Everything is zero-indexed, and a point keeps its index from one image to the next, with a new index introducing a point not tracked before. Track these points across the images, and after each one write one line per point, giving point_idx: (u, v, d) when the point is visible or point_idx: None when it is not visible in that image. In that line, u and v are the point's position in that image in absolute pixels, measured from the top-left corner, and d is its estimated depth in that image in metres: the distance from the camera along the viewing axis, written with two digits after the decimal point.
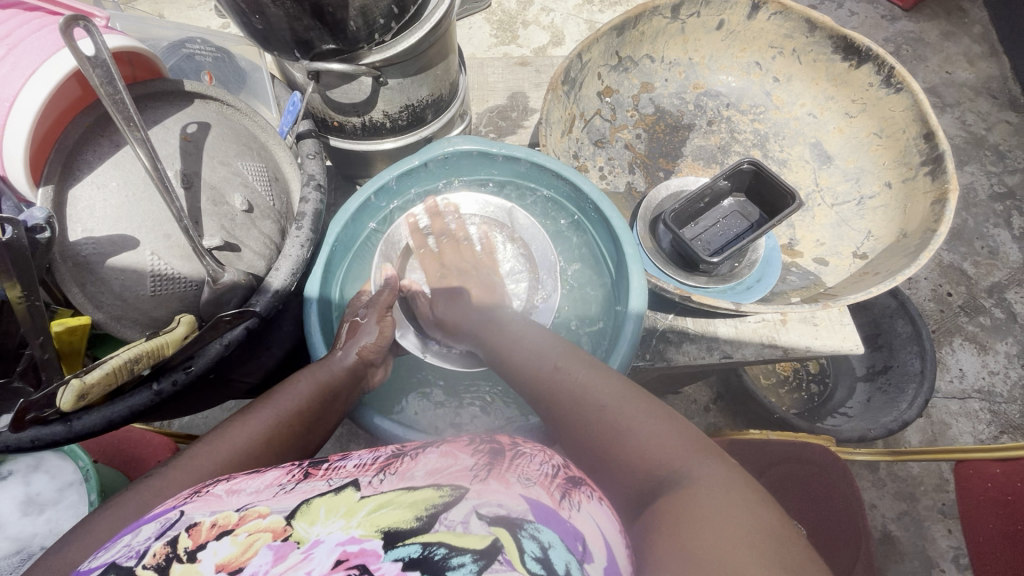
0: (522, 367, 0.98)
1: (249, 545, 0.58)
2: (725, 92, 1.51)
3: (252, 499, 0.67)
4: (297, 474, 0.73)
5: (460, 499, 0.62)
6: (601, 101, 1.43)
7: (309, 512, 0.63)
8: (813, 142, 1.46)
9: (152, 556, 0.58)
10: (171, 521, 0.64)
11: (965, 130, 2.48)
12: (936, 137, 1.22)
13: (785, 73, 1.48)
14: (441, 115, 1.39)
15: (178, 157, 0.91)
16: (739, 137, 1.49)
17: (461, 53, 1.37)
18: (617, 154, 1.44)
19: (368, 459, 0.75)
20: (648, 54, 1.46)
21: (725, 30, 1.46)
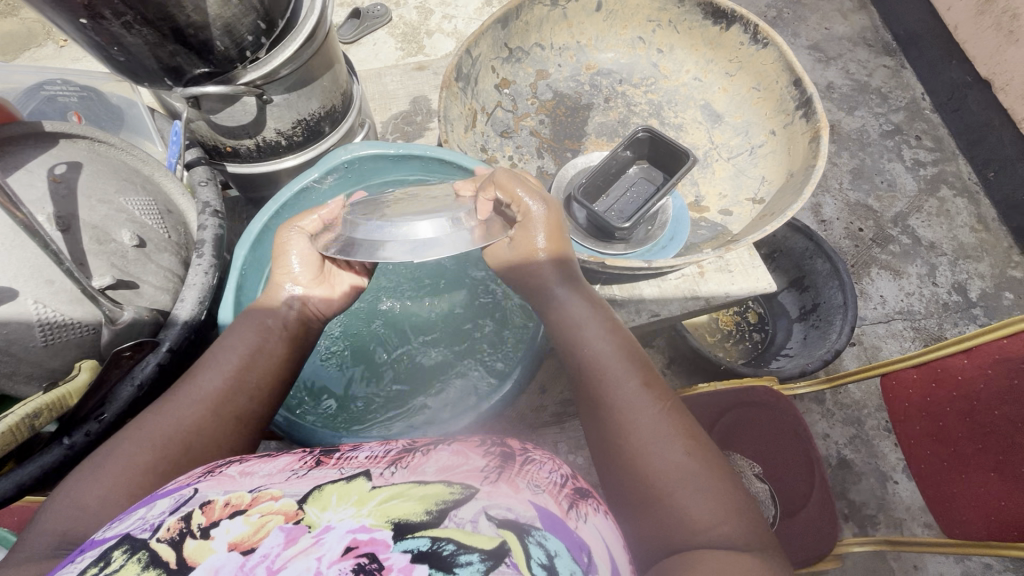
0: (594, 366, 0.88)
1: (261, 525, 0.60)
2: (616, 69, 1.59)
3: (267, 481, 0.68)
4: (307, 461, 0.74)
5: (473, 500, 0.63)
6: (499, 92, 1.51)
7: (322, 496, 0.64)
8: (703, 104, 1.55)
9: (168, 529, 0.60)
10: (187, 496, 0.66)
11: (850, 78, 2.69)
12: (803, 83, 1.33)
13: (667, 44, 1.56)
14: (339, 127, 1.40)
15: (49, 201, 0.92)
16: (635, 109, 1.57)
17: (348, 61, 1.39)
18: (524, 141, 1.52)
19: (384, 454, 0.75)
20: (537, 42, 1.53)
21: (604, 10, 1.53)
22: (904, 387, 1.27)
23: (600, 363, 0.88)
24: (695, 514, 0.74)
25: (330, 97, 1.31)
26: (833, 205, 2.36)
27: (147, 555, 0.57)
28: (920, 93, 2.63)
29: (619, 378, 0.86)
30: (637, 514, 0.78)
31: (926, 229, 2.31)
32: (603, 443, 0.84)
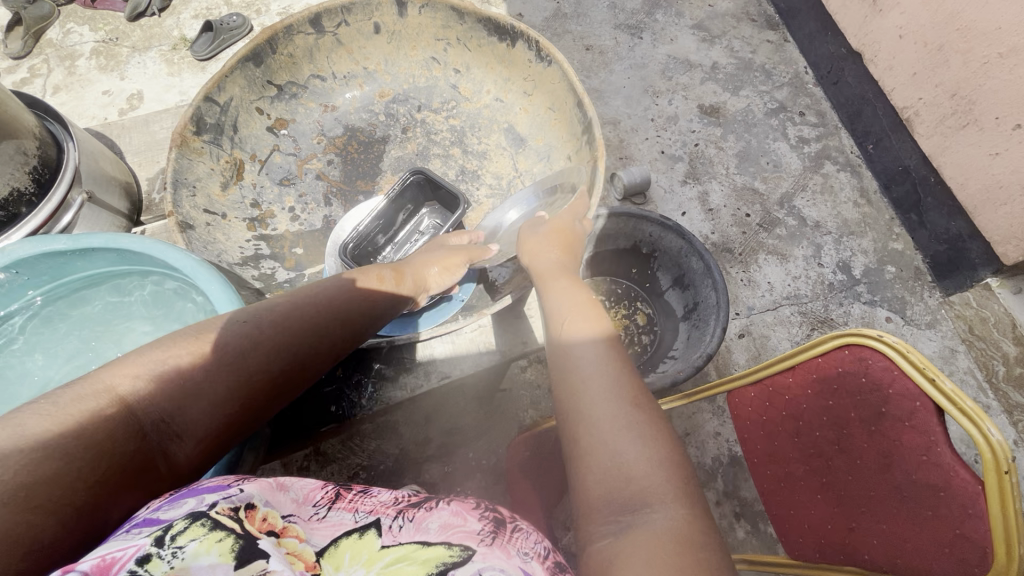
0: (565, 362, 0.92)
1: (290, 566, 0.64)
2: (415, 95, 1.79)
3: (295, 514, 0.75)
4: (328, 497, 0.83)
5: (470, 562, 0.73)
6: (277, 133, 1.69)
7: (338, 551, 0.72)
8: (508, 126, 1.73)
9: (222, 509, 0.60)
10: (235, 495, 0.66)
11: (734, 57, 2.63)
12: (585, 105, 1.45)
13: (462, 62, 1.72)
14: (39, 207, 1.58)
15: None
16: (436, 137, 1.77)
17: (24, 124, 1.57)
18: (312, 185, 1.68)
19: (393, 504, 0.86)
20: (314, 74, 1.70)
21: (385, 32, 1.68)
22: (745, 406, 1.18)
23: (570, 357, 0.92)
24: (640, 485, 0.72)
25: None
26: (720, 191, 2.32)
27: (212, 524, 0.55)
28: (803, 67, 2.60)
29: (587, 367, 0.89)
30: (581, 498, 0.75)
31: (811, 208, 2.29)
32: (561, 433, 0.84)
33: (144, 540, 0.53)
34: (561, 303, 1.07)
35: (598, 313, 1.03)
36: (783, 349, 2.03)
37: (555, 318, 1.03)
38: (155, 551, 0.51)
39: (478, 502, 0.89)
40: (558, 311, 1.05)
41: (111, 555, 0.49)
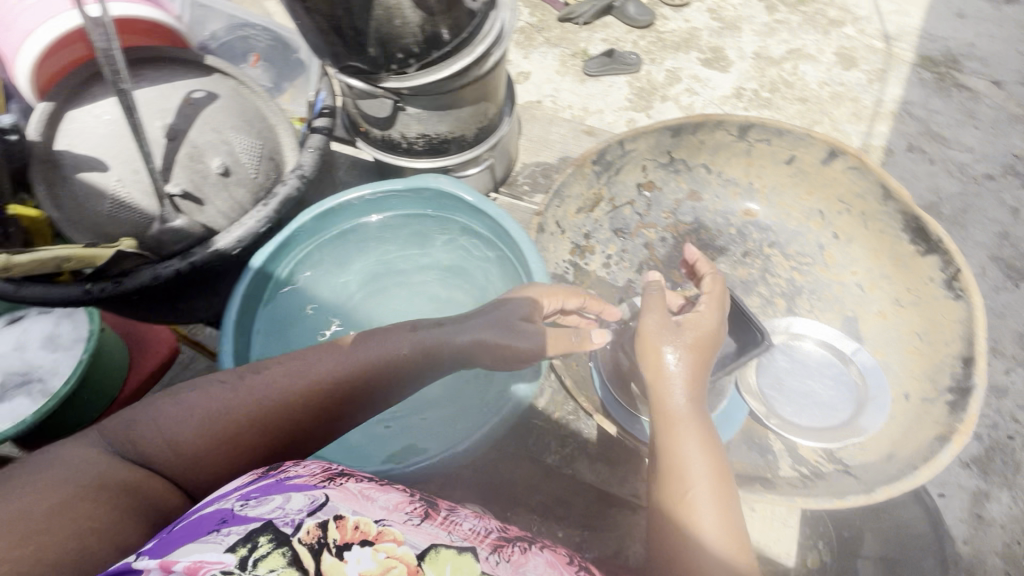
0: (677, 461, 0.87)
1: (386, 569, 0.62)
2: (773, 228, 1.61)
3: (389, 517, 0.69)
4: (418, 509, 0.75)
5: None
6: (639, 192, 1.63)
7: (437, 558, 0.66)
8: (850, 315, 1.49)
9: (307, 531, 0.61)
10: (320, 502, 0.66)
11: None
12: (974, 368, 1.22)
13: (846, 234, 1.52)
14: (463, 152, 1.66)
15: (170, 114, 1.26)
16: (769, 278, 1.58)
17: (501, 97, 1.68)
18: (634, 248, 1.62)
19: (483, 534, 0.76)
20: (706, 165, 1.61)
21: (796, 167, 1.52)
22: None
23: (675, 458, 0.88)
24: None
25: (456, 127, 1.56)
26: None
27: (290, 555, 0.57)
28: None
29: (682, 461, 0.87)
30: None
31: None
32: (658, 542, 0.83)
33: (230, 552, 0.56)
34: (694, 450, 0.88)
35: (713, 452, 0.89)
36: None
37: (675, 411, 0.94)
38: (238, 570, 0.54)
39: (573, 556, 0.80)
40: (682, 415, 0.93)
41: (204, 557, 0.54)
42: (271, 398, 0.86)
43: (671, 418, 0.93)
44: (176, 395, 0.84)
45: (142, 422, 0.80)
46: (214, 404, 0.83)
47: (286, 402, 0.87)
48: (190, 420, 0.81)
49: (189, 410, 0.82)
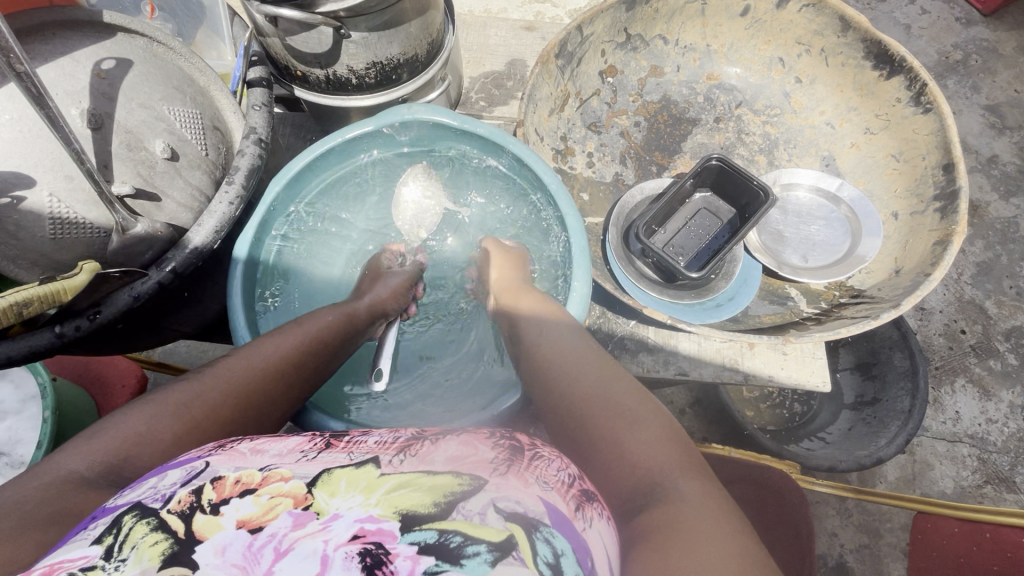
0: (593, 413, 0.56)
1: (271, 508, 0.39)
2: (741, 87, 1.12)
3: (277, 462, 0.46)
4: (318, 444, 0.50)
5: (481, 490, 0.41)
6: (601, 81, 1.10)
7: (332, 478, 0.43)
8: (824, 158, 1.07)
9: (179, 499, 0.40)
10: (200, 470, 0.44)
11: (991, 116, 1.60)
12: (958, 168, 0.89)
13: (809, 74, 1.08)
14: None
15: (89, 96, 0.58)
16: (746, 139, 1.11)
17: None
18: (610, 142, 1.11)
19: (571, 482, 0.47)
20: (662, 35, 1.09)
21: (750, 18, 1.06)
22: (939, 536, 1.17)
23: (559, 369, 0.62)
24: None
25: None
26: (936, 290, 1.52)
27: (159, 524, 0.38)
28: None
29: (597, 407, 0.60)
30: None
31: None
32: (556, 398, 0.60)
33: (93, 544, 0.37)
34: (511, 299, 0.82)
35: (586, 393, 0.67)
36: (941, 492, 1.35)
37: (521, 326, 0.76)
38: (101, 560, 0.36)
39: (489, 427, 0.52)
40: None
41: (67, 555, 0.36)
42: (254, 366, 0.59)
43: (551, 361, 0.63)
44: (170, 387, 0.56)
45: (117, 425, 0.51)
46: (193, 391, 0.55)
47: (270, 382, 0.60)
48: (157, 409, 0.53)
49: (174, 400, 0.54)
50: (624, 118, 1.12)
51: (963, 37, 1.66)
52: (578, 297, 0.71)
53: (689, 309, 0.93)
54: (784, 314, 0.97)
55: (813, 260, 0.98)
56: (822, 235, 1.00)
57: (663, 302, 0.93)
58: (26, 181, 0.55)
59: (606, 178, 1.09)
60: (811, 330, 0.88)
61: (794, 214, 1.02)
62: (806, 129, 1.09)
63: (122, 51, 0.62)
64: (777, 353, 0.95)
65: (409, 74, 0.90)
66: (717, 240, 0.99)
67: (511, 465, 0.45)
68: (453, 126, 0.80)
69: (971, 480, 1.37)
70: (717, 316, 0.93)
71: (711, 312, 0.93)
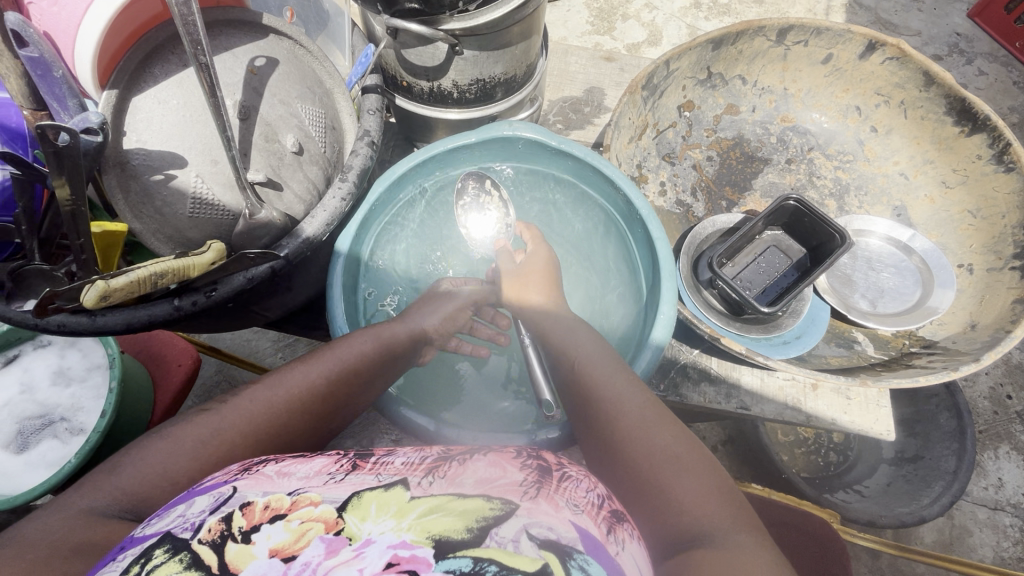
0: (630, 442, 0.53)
1: (303, 535, 0.38)
2: (815, 132, 1.15)
3: (305, 485, 0.45)
4: (345, 464, 0.49)
5: (511, 515, 0.41)
6: (679, 114, 1.13)
7: (362, 502, 0.42)
8: (895, 208, 1.09)
9: (209, 529, 0.39)
10: (228, 496, 0.43)
11: None
12: None
13: (885, 124, 1.10)
14: None
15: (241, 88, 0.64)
16: (816, 182, 1.13)
17: None
18: (682, 174, 1.14)
19: (601, 504, 0.46)
20: (741, 75, 1.12)
21: (831, 66, 1.09)
22: None
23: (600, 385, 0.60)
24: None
25: None
26: None
27: (191, 558, 0.37)
28: None
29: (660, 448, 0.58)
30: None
31: None
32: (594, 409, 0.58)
33: (122, 575, 0.37)
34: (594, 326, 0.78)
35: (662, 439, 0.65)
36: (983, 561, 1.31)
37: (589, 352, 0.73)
38: None
39: (515, 448, 0.53)
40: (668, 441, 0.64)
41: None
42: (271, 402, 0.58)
43: (589, 386, 0.60)
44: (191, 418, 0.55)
45: (137, 462, 0.51)
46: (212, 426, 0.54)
47: (292, 419, 0.58)
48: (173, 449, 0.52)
49: (193, 436, 0.53)
50: (696, 150, 1.15)
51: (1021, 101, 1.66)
52: (665, 320, 0.72)
53: (755, 342, 0.93)
54: (851, 358, 0.97)
55: (882, 307, 0.98)
56: (892, 283, 1.00)
57: (732, 333, 0.93)
58: (180, 162, 0.59)
59: (674, 206, 1.11)
60: (884, 375, 0.88)
61: (864, 260, 1.03)
62: (878, 178, 1.11)
63: (272, 51, 0.67)
64: (840, 396, 0.94)
65: (504, 93, 0.94)
66: (785, 279, 1.01)
67: (541, 488, 0.45)
68: (548, 143, 0.84)
69: (1013, 551, 1.32)
70: (781, 353, 0.93)
71: (776, 348, 0.93)
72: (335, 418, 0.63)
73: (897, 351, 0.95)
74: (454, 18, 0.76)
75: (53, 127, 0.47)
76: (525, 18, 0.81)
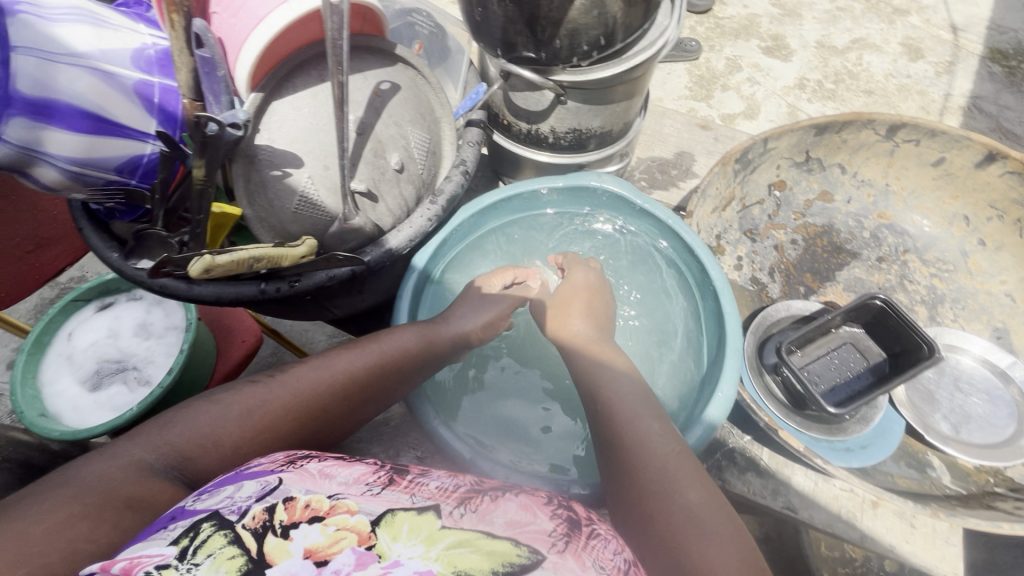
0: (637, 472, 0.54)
1: (335, 543, 0.40)
2: (913, 234, 1.09)
3: (345, 491, 0.46)
4: (383, 477, 0.49)
5: (538, 567, 0.40)
6: (768, 193, 1.11)
7: (395, 521, 0.42)
8: (996, 329, 1.00)
9: (254, 516, 0.41)
10: (274, 486, 0.45)
11: None
12: None
13: (996, 240, 1.03)
14: None
15: (363, 108, 0.70)
16: (908, 286, 1.07)
17: None
18: (761, 252, 1.11)
19: (625, 570, 0.44)
20: (841, 164, 1.09)
21: (942, 170, 1.04)
22: None
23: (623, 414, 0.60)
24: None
25: None
26: None
27: (234, 536, 0.40)
28: None
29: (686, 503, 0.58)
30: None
31: None
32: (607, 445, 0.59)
33: (171, 545, 0.40)
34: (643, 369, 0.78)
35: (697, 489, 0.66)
36: None
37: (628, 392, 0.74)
38: (176, 560, 0.38)
39: (547, 493, 0.51)
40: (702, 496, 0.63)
41: (144, 552, 0.39)
42: (320, 380, 0.62)
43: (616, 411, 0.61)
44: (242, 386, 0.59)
45: (188, 420, 0.55)
46: (261, 394, 0.58)
47: (325, 398, 0.61)
48: (228, 411, 0.56)
49: (239, 405, 0.57)
50: (780, 230, 1.12)
51: None
52: (723, 399, 0.69)
53: (814, 442, 0.87)
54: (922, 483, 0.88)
55: (965, 434, 0.90)
56: (982, 411, 0.91)
57: (791, 427, 0.87)
58: (297, 163, 0.65)
59: (747, 282, 1.08)
60: (959, 511, 0.80)
61: (952, 379, 0.95)
62: (980, 294, 1.03)
63: (397, 77, 0.74)
64: (903, 522, 0.86)
65: (596, 145, 0.97)
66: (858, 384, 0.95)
67: (569, 542, 0.43)
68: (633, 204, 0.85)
69: None
70: (841, 459, 0.86)
71: (838, 452, 0.87)
72: (366, 408, 0.66)
73: (978, 487, 0.86)
74: (566, 71, 0.81)
75: (205, 118, 0.55)
76: (631, 78, 0.84)
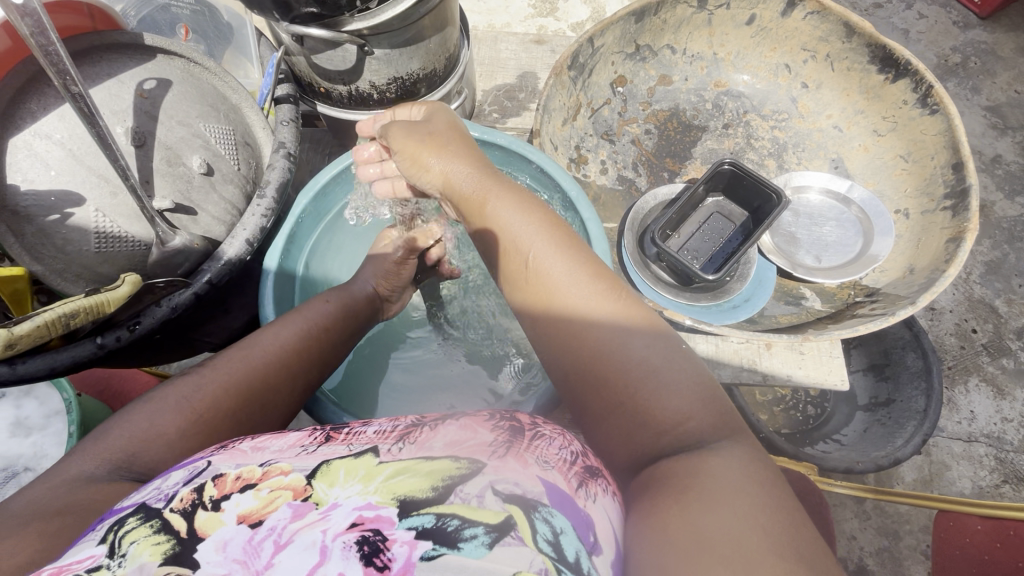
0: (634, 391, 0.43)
1: (272, 502, 0.35)
2: (748, 95, 1.15)
3: (277, 456, 0.40)
4: (319, 436, 0.44)
5: (478, 473, 0.36)
6: (611, 92, 1.12)
7: (332, 468, 0.38)
8: (832, 160, 1.10)
9: (181, 498, 0.36)
10: (202, 468, 0.40)
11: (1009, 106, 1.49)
12: (966, 166, 0.91)
13: (816, 79, 1.11)
14: None
15: None
16: (755, 144, 1.13)
17: None
18: (622, 150, 1.13)
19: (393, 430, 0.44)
20: (669, 45, 1.12)
21: (756, 26, 1.10)
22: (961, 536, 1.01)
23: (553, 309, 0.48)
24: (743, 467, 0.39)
25: None
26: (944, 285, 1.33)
27: (161, 524, 0.35)
28: None
29: (645, 380, 0.43)
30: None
31: None
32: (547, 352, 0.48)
33: (99, 544, 0.34)
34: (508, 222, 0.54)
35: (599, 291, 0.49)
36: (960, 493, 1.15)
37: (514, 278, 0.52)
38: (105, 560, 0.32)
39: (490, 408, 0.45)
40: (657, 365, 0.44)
41: (68, 558, 0.33)
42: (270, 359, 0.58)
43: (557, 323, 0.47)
44: (172, 382, 0.54)
45: (123, 425, 0.50)
46: (193, 384, 0.54)
47: (271, 386, 0.57)
48: (172, 405, 0.52)
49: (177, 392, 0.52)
50: (633, 125, 1.14)
51: (961, 40, 1.55)
52: None
53: (702, 308, 0.93)
54: (800, 314, 0.98)
55: (826, 260, 1.00)
56: (834, 235, 1.01)
57: (681, 304, 0.93)
58: None
59: (603, 179, 1.09)
60: (826, 327, 0.89)
61: (806, 216, 1.04)
62: (815, 132, 1.12)
63: None
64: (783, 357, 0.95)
65: (427, 88, 0.94)
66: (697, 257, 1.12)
67: (511, 446, 0.39)
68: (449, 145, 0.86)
69: (989, 479, 1.16)
70: (718, 320, 0.91)
71: (712, 308, 0.93)
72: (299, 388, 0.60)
73: (835, 313, 0.94)
74: (356, 18, 0.75)
75: None
76: (433, 8, 0.80)
